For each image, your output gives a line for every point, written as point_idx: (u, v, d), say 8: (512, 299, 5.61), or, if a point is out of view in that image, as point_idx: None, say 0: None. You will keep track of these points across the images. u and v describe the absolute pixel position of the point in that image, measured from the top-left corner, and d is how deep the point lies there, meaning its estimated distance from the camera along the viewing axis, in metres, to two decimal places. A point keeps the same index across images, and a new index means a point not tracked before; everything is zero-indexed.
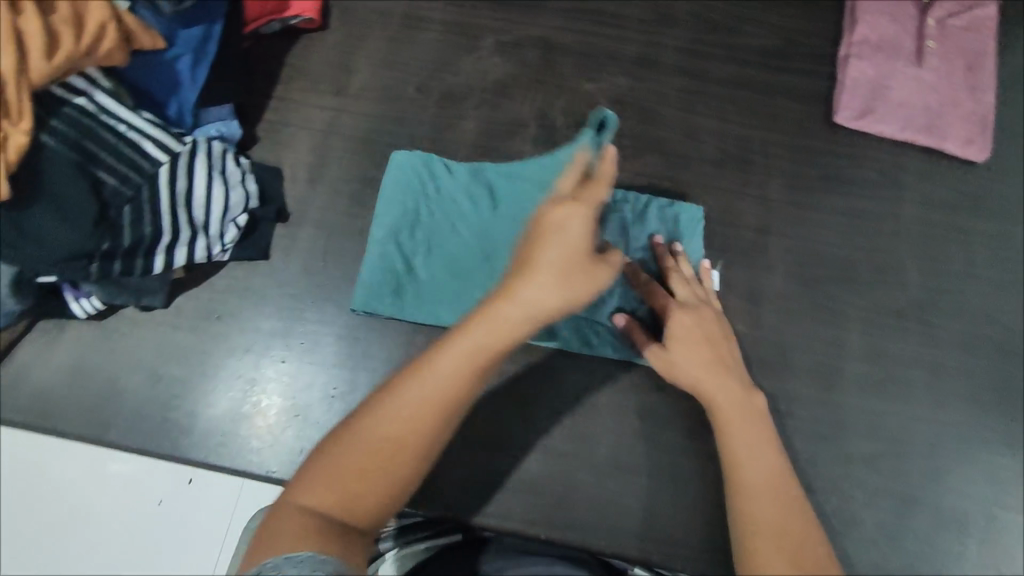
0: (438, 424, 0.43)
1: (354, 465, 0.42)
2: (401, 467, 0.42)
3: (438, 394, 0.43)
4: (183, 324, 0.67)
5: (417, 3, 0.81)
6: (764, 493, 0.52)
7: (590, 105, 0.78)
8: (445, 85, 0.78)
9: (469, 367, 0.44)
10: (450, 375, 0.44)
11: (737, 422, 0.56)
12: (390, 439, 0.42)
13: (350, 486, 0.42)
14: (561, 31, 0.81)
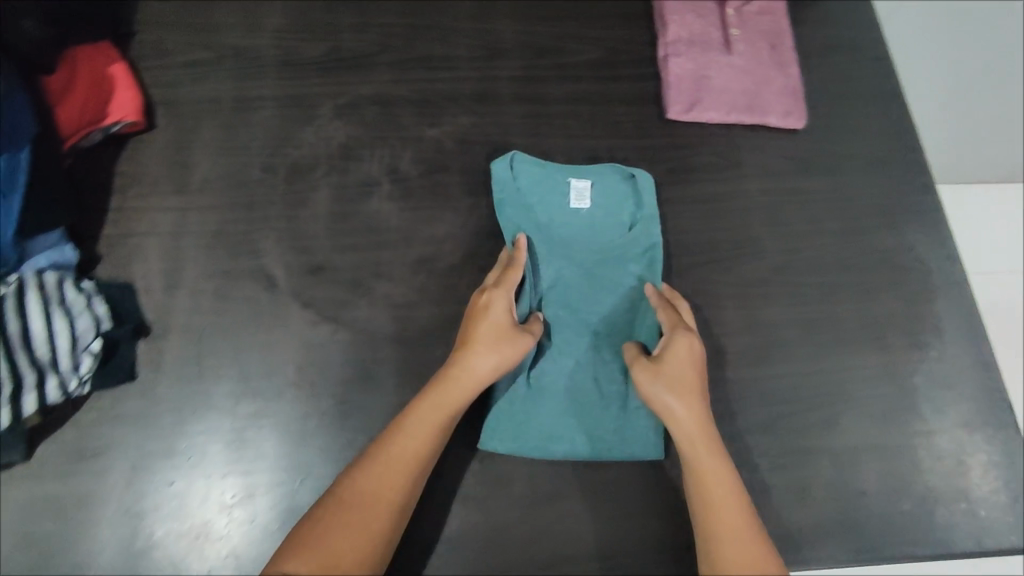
0: (416, 453, 0.58)
1: (342, 509, 0.53)
2: (391, 500, 0.55)
3: (414, 440, 0.58)
4: (50, 470, 0.62)
5: (244, 85, 0.81)
6: (732, 527, 0.56)
7: (439, 149, 0.79)
8: (290, 159, 0.77)
9: (437, 413, 0.60)
10: (428, 425, 0.59)
11: (718, 478, 0.58)
12: (396, 469, 0.57)
13: (369, 513, 0.54)
14: (395, 84, 0.83)
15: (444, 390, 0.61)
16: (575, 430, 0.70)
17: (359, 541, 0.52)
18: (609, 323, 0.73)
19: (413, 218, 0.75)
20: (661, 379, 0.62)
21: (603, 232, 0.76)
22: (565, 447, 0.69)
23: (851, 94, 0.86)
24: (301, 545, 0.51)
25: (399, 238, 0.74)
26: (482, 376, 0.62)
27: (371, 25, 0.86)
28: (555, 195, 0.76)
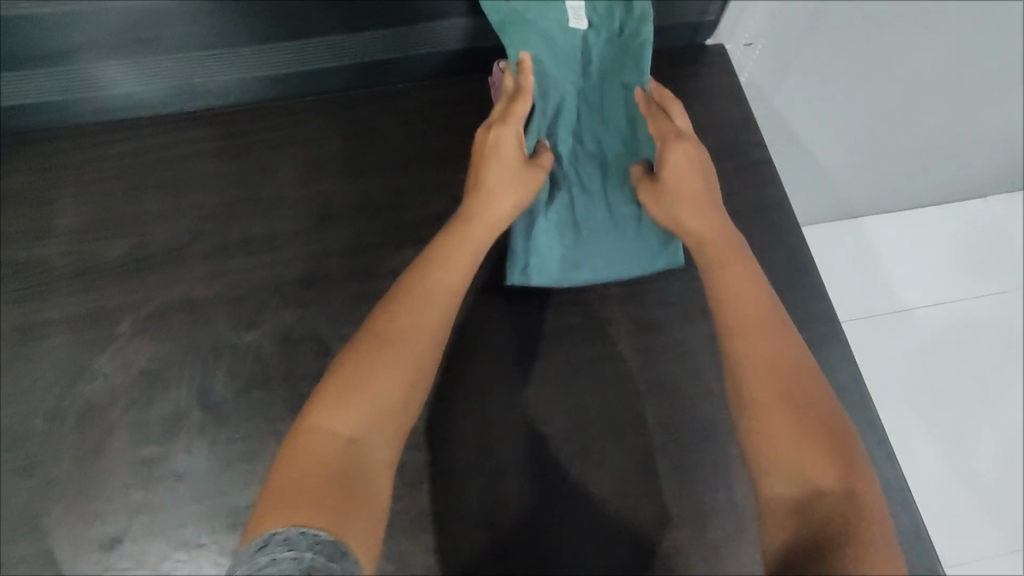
0: (416, 370, 0.50)
1: (364, 385, 0.48)
2: (399, 386, 0.49)
3: (404, 333, 0.51)
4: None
5: (31, 307, 0.70)
6: (788, 398, 0.47)
7: (259, 358, 0.68)
8: (82, 398, 0.66)
9: (440, 307, 0.54)
10: (428, 305, 0.53)
11: (756, 340, 0.50)
12: (393, 346, 0.50)
13: (371, 390, 0.48)
14: (208, 279, 0.72)
15: (435, 286, 0.54)
16: (593, 227, 0.68)
17: (376, 412, 0.48)
18: (602, 106, 0.66)
19: (227, 456, 0.64)
20: (666, 193, 0.58)
21: (596, 51, 0.65)
22: (594, 264, 0.69)
23: (732, 216, 0.77)
24: (321, 422, 0.46)
25: (212, 483, 0.63)
26: (489, 223, 0.58)
27: (180, 209, 0.75)
28: (551, 24, 0.62)
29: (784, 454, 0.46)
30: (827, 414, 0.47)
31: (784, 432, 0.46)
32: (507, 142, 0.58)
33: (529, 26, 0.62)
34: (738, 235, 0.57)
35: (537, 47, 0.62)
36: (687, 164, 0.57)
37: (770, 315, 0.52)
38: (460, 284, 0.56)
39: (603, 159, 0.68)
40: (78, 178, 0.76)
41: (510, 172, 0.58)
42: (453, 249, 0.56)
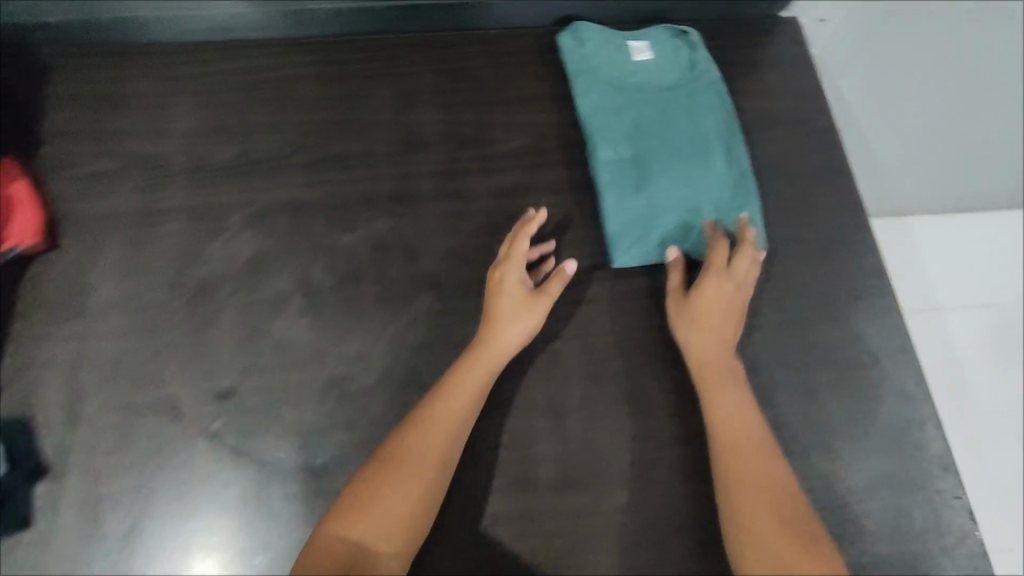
0: (420, 493, 0.61)
1: (373, 509, 0.59)
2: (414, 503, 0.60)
3: (417, 467, 0.61)
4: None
5: (151, 196, 0.77)
6: (749, 514, 0.59)
7: (353, 257, 0.75)
8: (196, 277, 0.74)
9: (448, 439, 0.63)
10: (442, 433, 0.63)
11: (740, 457, 0.62)
12: (402, 472, 0.61)
13: (376, 509, 0.59)
14: (308, 187, 0.79)
15: (439, 423, 0.63)
16: (652, 188, 0.77)
17: (387, 537, 0.58)
18: (680, 104, 0.82)
19: (324, 337, 0.72)
20: (686, 314, 0.70)
21: (656, 72, 0.84)
22: (650, 209, 0.76)
23: (793, 173, 0.82)
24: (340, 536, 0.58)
25: (309, 357, 0.71)
26: (501, 353, 0.67)
27: (283, 123, 0.82)
28: (615, 62, 0.84)
29: (765, 547, 0.57)
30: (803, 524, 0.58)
31: (783, 548, 0.56)
32: (511, 278, 0.70)
33: (596, 66, 0.84)
34: (732, 367, 0.68)
35: (605, 78, 0.84)
36: (727, 290, 0.70)
37: (767, 445, 0.63)
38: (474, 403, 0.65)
39: (670, 147, 0.79)
40: (195, 87, 0.84)
41: (518, 307, 0.69)
42: (467, 382, 0.66)
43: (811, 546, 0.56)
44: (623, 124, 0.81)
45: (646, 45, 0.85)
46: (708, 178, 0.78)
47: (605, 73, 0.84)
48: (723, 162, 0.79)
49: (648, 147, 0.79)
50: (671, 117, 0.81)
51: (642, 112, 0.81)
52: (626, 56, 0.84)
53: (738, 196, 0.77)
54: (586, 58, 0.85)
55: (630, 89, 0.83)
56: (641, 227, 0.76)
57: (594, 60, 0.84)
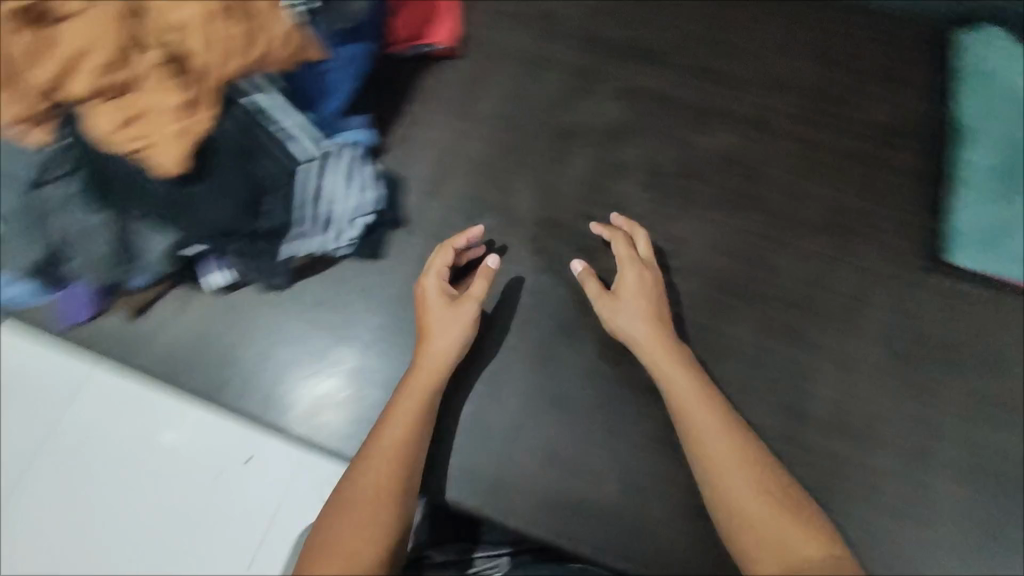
0: (383, 479, 0.59)
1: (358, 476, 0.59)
2: (383, 490, 0.58)
3: (381, 458, 0.60)
4: (307, 310, 0.74)
5: (543, 44, 0.87)
6: (755, 496, 0.57)
7: (701, 156, 0.82)
8: (562, 122, 0.83)
9: (392, 440, 0.61)
10: (395, 438, 0.61)
11: (711, 435, 0.60)
12: (391, 457, 0.60)
13: (374, 478, 0.59)
14: (675, 85, 0.85)
15: (391, 437, 0.62)
16: (1008, 215, 0.76)
17: (379, 513, 0.57)
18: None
19: (654, 212, 0.79)
20: (616, 301, 0.69)
21: None
22: (1000, 235, 0.75)
23: None
24: (356, 488, 0.58)
25: (639, 223, 0.79)
26: (424, 384, 0.65)
27: (673, 20, 0.87)
28: (1012, 75, 0.80)
29: (761, 518, 0.56)
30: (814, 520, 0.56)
31: (788, 524, 0.55)
32: (431, 289, 0.69)
33: (990, 72, 0.80)
34: (674, 340, 0.67)
35: (995, 87, 0.80)
36: (648, 279, 0.70)
37: (739, 447, 0.60)
38: (414, 417, 0.63)
39: None
40: None
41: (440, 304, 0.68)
42: (407, 394, 0.65)
43: (801, 520, 0.56)
44: (997, 142, 0.78)
45: None
46: None
47: (996, 81, 0.80)
48: None
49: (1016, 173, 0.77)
50: None
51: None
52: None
53: None
54: (983, 60, 0.81)
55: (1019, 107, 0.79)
56: (986, 237, 0.75)
57: (991, 65, 0.80)
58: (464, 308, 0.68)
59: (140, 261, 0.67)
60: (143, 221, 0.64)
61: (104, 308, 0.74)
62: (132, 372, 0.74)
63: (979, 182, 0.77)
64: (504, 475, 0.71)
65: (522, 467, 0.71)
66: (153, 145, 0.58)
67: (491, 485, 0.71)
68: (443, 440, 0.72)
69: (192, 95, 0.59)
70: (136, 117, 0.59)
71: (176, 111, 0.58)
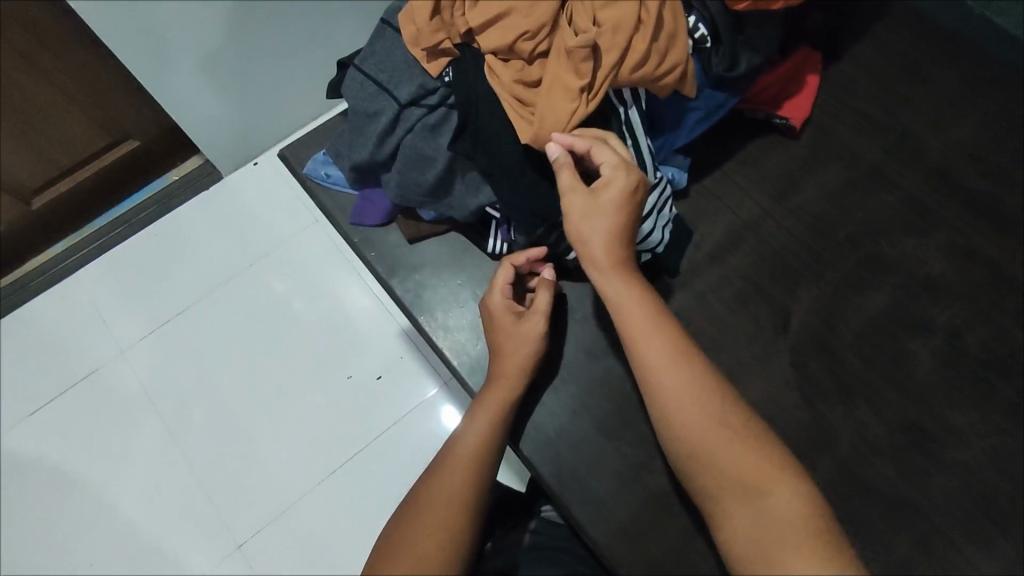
0: (461, 468, 0.63)
1: (439, 469, 0.63)
2: (458, 478, 0.62)
3: (449, 475, 0.62)
4: (559, 314, 0.76)
5: (890, 162, 0.81)
6: (731, 489, 0.53)
7: (1012, 355, 0.72)
8: (876, 249, 0.77)
9: (480, 433, 0.65)
10: (467, 432, 0.65)
11: (679, 400, 0.57)
12: (452, 445, 0.65)
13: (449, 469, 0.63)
14: (1020, 267, 0.75)
15: (460, 456, 0.63)
16: None
17: (445, 499, 0.60)
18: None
19: (936, 388, 0.71)
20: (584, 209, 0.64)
21: None
22: None
23: None
24: (434, 481, 0.62)
25: (912, 390, 0.71)
26: (496, 401, 0.67)
27: None
28: None
29: (749, 531, 0.51)
30: (749, 486, 0.52)
31: (787, 533, 0.50)
32: (498, 289, 0.70)
33: None
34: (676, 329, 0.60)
35: None
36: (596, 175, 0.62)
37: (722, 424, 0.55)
38: (493, 419, 0.66)
39: None
40: (991, 106, 0.82)
41: (505, 320, 0.69)
42: (479, 413, 0.66)
43: (756, 503, 0.52)
44: None
45: None
46: None
47: None
48: None
49: None
50: None
51: None
52: None
53: None
54: None
55: None
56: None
57: None
58: (529, 323, 0.68)
59: (450, 202, 0.72)
60: (477, 173, 0.69)
61: (393, 220, 0.79)
62: (384, 285, 0.78)
63: None
64: (669, 562, 0.67)
65: (689, 565, 0.66)
66: (536, 115, 0.62)
67: (649, 563, 0.67)
68: (622, 495, 0.69)
69: (586, 86, 0.61)
70: (532, 86, 0.63)
71: (570, 94, 0.61)
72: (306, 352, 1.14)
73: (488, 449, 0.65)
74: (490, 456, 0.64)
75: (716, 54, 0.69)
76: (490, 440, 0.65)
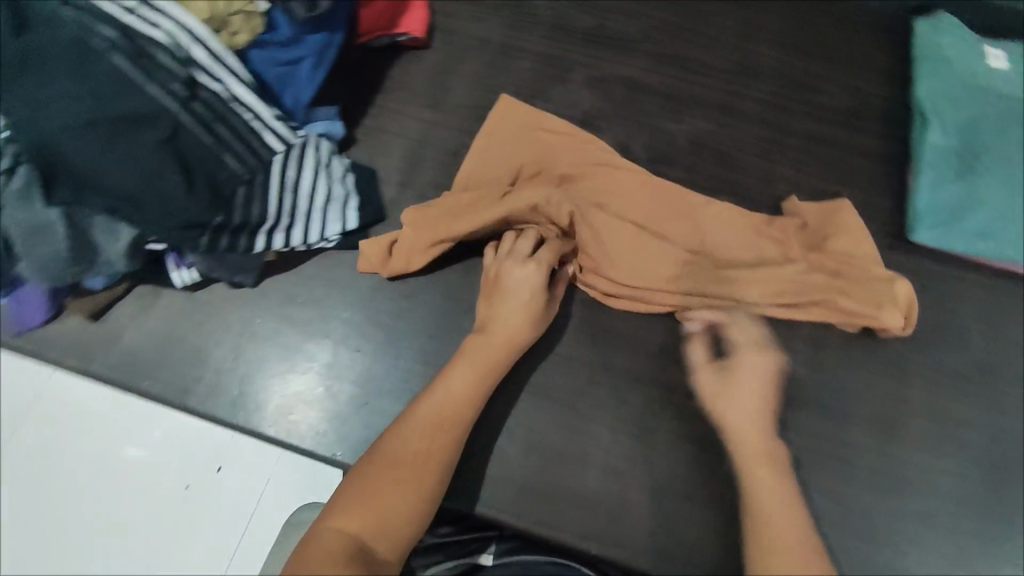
0: (437, 422, 0.60)
1: (415, 422, 0.60)
2: (439, 438, 0.59)
3: (423, 432, 0.59)
4: (281, 308, 0.72)
5: (514, 34, 0.87)
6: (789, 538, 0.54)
7: (671, 143, 0.81)
8: (535, 110, 0.82)
9: (465, 386, 0.63)
10: (450, 384, 0.63)
11: (768, 481, 0.58)
12: (435, 396, 0.62)
13: (428, 423, 0.60)
14: (646, 72, 0.85)
15: (441, 410, 0.61)
16: (981, 196, 0.76)
17: (422, 458, 0.58)
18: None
19: None
20: None
21: (1006, 86, 0.82)
22: (973, 218, 0.76)
23: None
24: (409, 431, 0.59)
25: None
26: (488, 357, 0.65)
27: (643, 12, 0.88)
28: (964, 65, 0.82)
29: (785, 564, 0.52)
30: (799, 538, 0.54)
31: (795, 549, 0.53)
32: (508, 278, 0.67)
33: (946, 63, 0.83)
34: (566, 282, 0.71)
35: (950, 76, 0.82)
36: None
37: (773, 467, 0.60)
38: (483, 370, 0.64)
39: (999, 159, 0.77)
40: None
41: (522, 300, 0.67)
42: (460, 364, 0.64)
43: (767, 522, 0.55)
44: (964, 125, 0.80)
45: (1000, 62, 0.83)
46: None
47: (947, 71, 0.82)
48: None
49: (987, 154, 0.78)
50: (1010, 132, 0.79)
51: (979, 118, 0.80)
52: (977, 62, 0.83)
53: None
54: (938, 52, 0.83)
55: (976, 94, 0.81)
56: (948, 212, 0.76)
57: (944, 56, 0.83)
58: (525, 275, 0.67)
59: (103, 256, 0.62)
60: (101, 215, 0.61)
61: (62, 309, 0.70)
62: (89, 376, 0.70)
63: (941, 165, 0.78)
64: (485, 466, 0.67)
65: (502, 457, 0.67)
66: None
67: (468, 477, 0.67)
68: None
69: None
70: None
71: None
72: (120, 493, 0.90)
73: (469, 409, 0.62)
74: (472, 411, 0.63)
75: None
76: (475, 403, 0.63)
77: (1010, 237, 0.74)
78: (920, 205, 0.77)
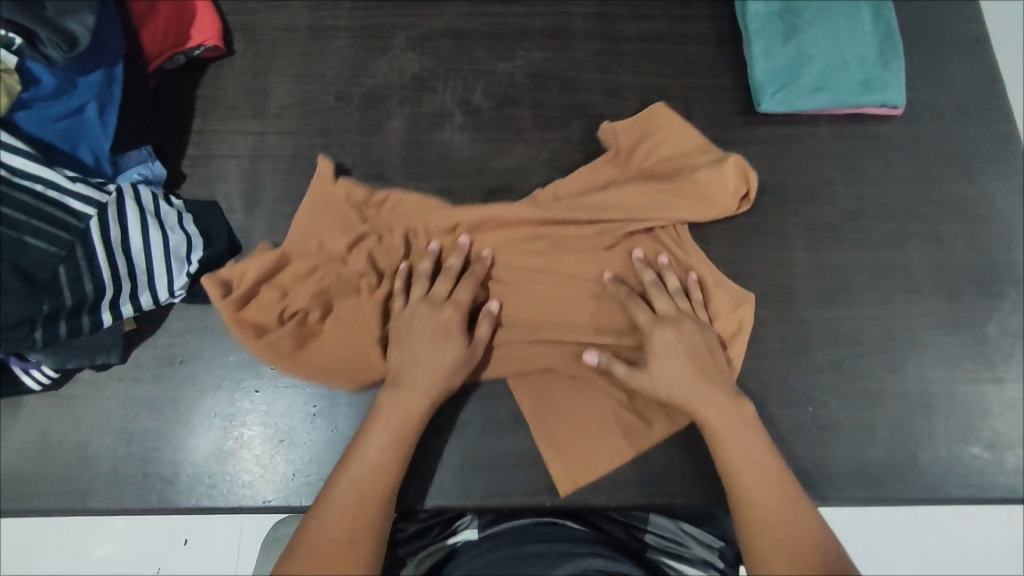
0: (389, 443, 0.60)
1: (368, 447, 0.60)
2: (394, 464, 0.59)
3: (374, 460, 0.59)
4: (159, 374, 0.66)
5: (319, 13, 0.80)
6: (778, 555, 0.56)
7: (511, 84, 0.79)
8: (364, 88, 0.78)
9: (407, 405, 0.61)
10: (397, 408, 0.61)
11: (758, 496, 0.58)
12: (383, 417, 0.61)
13: (380, 447, 0.59)
14: (468, 17, 0.81)
15: (388, 432, 0.60)
16: (809, 52, 0.78)
17: (375, 489, 0.58)
18: None
19: (487, 152, 0.76)
20: None
21: None
22: (807, 76, 0.77)
23: (941, 41, 0.82)
24: (362, 455, 0.59)
25: (471, 168, 0.76)
26: (412, 385, 0.62)
27: None
28: None
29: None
30: (765, 470, 0.60)
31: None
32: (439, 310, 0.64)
33: None
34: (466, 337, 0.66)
35: None
36: None
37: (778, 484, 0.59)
38: (417, 387, 0.62)
39: (816, 13, 0.79)
40: None
41: (442, 332, 0.63)
42: (398, 382, 0.62)
43: (772, 544, 0.56)
44: None
45: None
46: (859, 42, 0.78)
47: None
48: (865, 27, 0.79)
49: (803, 11, 0.79)
50: None
51: None
52: None
53: (885, 61, 0.78)
54: None
55: None
56: (785, 75, 0.77)
57: None
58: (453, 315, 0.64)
59: None
60: None
61: None
62: None
63: (768, 32, 0.79)
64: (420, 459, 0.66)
65: (434, 446, 0.67)
66: None
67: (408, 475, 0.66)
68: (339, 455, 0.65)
69: None
70: None
71: None
72: None
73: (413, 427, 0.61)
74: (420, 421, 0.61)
75: (44, 42, 0.60)
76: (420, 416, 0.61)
77: (843, 85, 0.77)
78: (758, 77, 0.78)
